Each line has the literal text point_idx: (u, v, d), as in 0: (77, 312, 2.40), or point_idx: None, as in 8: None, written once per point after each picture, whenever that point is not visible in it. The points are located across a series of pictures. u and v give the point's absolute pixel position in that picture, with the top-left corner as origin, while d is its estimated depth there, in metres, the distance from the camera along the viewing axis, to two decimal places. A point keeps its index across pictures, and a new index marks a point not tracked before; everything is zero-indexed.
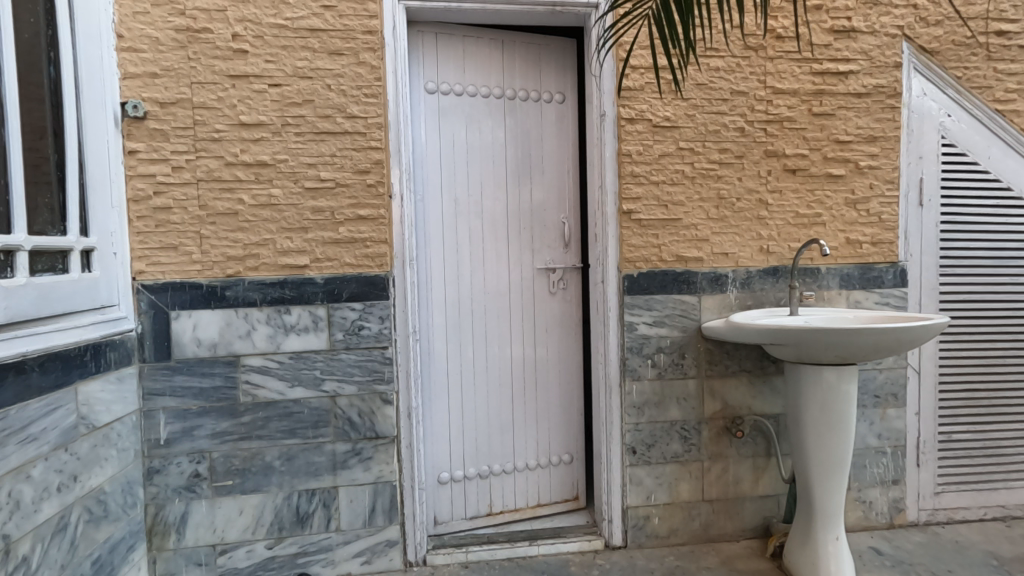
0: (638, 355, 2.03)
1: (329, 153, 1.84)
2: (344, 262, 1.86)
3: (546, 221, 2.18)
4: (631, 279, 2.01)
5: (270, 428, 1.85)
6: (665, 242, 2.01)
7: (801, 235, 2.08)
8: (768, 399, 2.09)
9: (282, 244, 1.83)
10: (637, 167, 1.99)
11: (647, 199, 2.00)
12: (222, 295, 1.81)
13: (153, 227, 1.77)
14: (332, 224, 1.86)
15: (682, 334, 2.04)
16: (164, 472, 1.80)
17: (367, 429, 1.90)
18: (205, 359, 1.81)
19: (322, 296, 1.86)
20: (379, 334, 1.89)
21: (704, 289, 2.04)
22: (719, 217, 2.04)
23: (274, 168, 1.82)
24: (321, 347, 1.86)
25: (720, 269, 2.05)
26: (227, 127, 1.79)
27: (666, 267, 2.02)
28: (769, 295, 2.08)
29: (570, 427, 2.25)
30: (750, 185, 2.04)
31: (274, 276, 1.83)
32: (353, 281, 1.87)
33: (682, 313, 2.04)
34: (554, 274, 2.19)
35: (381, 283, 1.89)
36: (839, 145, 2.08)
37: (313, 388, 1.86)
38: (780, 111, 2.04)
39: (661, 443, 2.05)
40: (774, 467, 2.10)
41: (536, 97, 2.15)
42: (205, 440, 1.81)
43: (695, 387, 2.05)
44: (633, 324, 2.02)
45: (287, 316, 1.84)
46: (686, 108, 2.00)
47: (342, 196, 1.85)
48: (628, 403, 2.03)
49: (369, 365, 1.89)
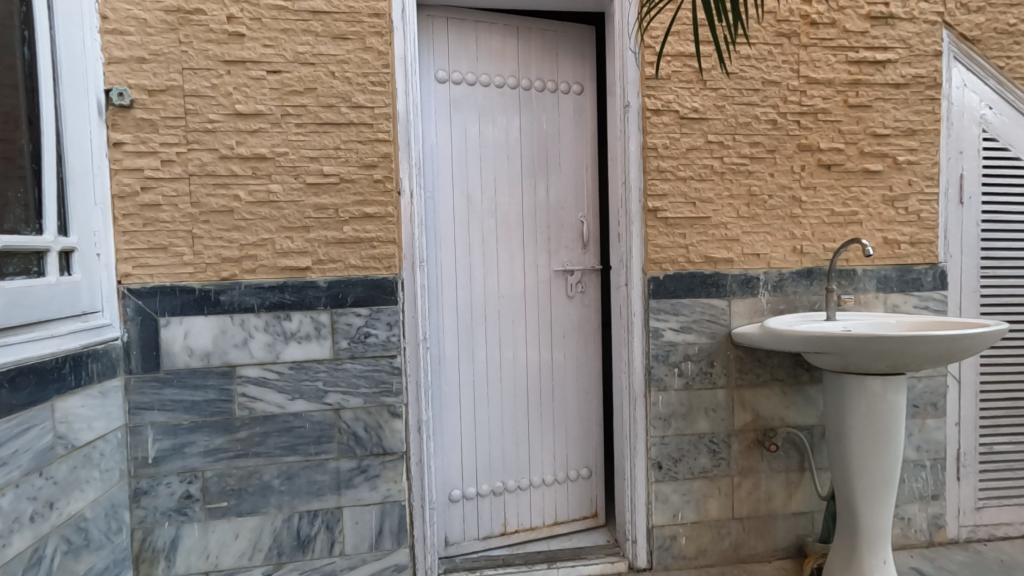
0: (663, 363, 1.89)
1: (332, 146, 1.70)
2: (349, 263, 1.72)
3: (564, 220, 2.04)
4: (658, 281, 1.87)
5: (268, 444, 1.70)
6: (692, 242, 1.88)
7: (837, 235, 1.95)
8: (803, 409, 1.96)
9: (281, 244, 1.69)
10: (663, 161, 1.86)
11: (674, 196, 1.86)
12: (217, 299, 1.66)
13: (141, 226, 1.62)
14: (335, 222, 1.71)
15: (710, 341, 1.91)
16: (153, 494, 1.64)
17: (373, 444, 1.75)
18: (198, 370, 1.66)
19: (325, 300, 1.71)
20: (386, 341, 1.75)
21: (735, 293, 1.91)
22: (750, 216, 1.90)
23: (272, 162, 1.67)
24: (324, 356, 1.72)
25: (751, 271, 1.91)
26: (222, 117, 1.65)
27: (693, 269, 1.89)
28: (803, 299, 1.95)
29: (589, 440, 2.11)
30: (782, 182, 1.91)
31: (272, 280, 1.69)
32: (359, 285, 1.73)
33: (711, 318, 1.90)
34: (572, 276, 2.06)
35: (389, 286, 1.74)
36: (876, 139, 1.95)
37: (315, 401, 1.72)
38: (814, 102, 1.91)
39: (689, 457, 1.91)
40: (809, 482, 1.97)
41: (553, 87, 2.01)
42: (197, 458, 1.66)
43: (725, 398, 1.92)
44: (659, 330, 1.88)
45: (287, 323, 1.70)
46: (715, 99, 1.86)
47: (347, 192, 1.71)
48: (654, 415, 1.89)
49: (376, 376, 1.75)
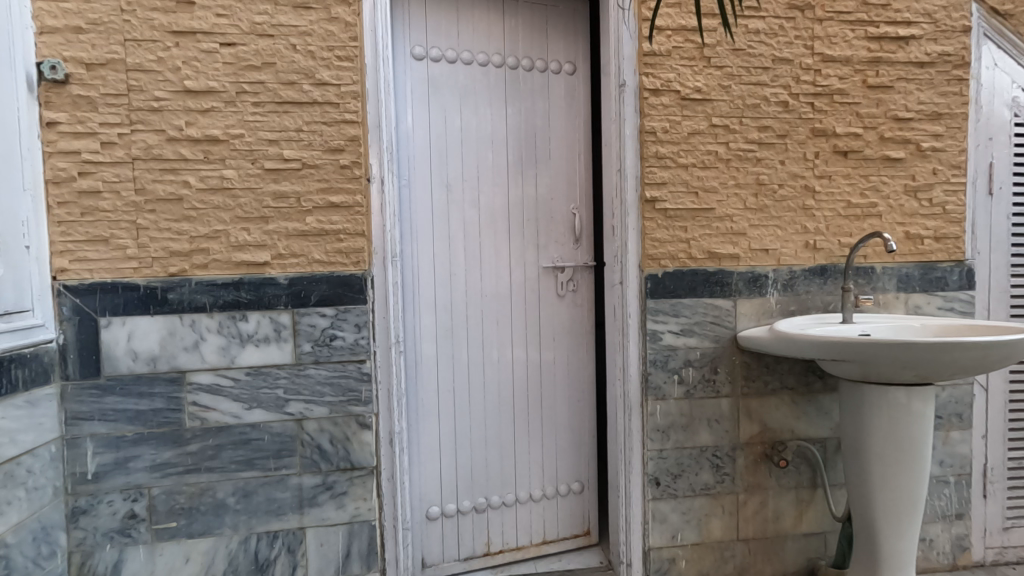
0: (662, 370, 1.71)
1: (294, 128, 1.53)
2: (313, 258, 1.55)
3: (554, 212, 1.87)
4: (656, 279, 1.70)
5: (222, 458, 1.53)
6: (694, 236, 1.70)
7: (854, 229, 1.77)
8: (815, 420, 1.78)
9: (237, 236, 1.52)
10: (662, 147, 1.68)
11: (674, 184, 1.69)
12: (164, 298, 1.49)
13: (78, 216, 1.45)
14: (297, 212, 1.54)
15: (714, 345, 1.73)
16: (93, 513, 1.48)
17: (340, 458, 1.58)
18: (143, 376, 1.49)
19: (286, 299, 1.54)
20: (354, 345, 1.58)
21: (741, 292, 1.73)
22: (759, 207, 1.73)
23: (226, 145, 1.51)
24: (284, 361, 1.55)
25: (759, 268, 1.73)
26: (170, 94, 1.48)
27: (695, 265, 1.71)
28: (816, 299, 1.77)
29: (580, 452, 1.94)
30: (794, 170, 1.74)
31: (226, 276, 1.52)
32: (324, 282, 1.56)
33: (715, 320, 1.73)
34: (562, 273, 1.88)
35: (357, 284, 1.57)
36: (898, 123, 1.77)
37: (275, 411, 1.55)
38: (829, 82, 1.73)
39: (689, 473, 1.74)
40: (821, 500, 1.80)
41: (542, 66, 1.84)
42: (142, 474, 1.50)
43: (730, 408, 1.75)
44: (657, 333, 1.71)
45: (243, 324, 1.53)
46: (720, 77, 1.69)
47: (310, 178, 1.54)
48: (651, 426, 1.72)
49: (343, 383, 1.58)
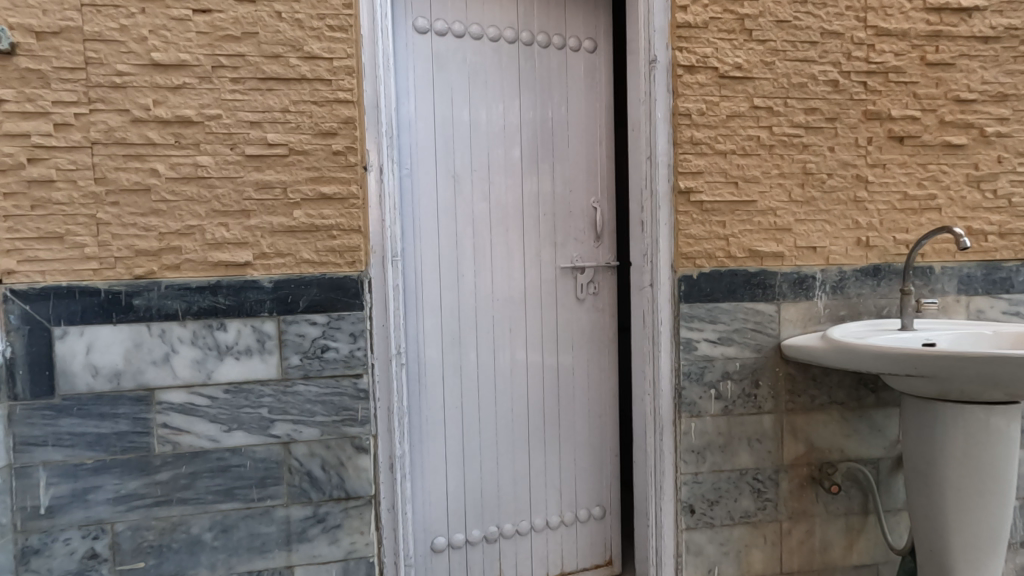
0: (697, 384, 1.52)
1: (279, 108, 1.33)
2: (301, 258, 1.35)
3: (573, 206, 1.67)
4: (691, 281, 1.50)
5: (197, 488, 1.33)
6: (733, 232, 1.51)
7: (910, 224, 1.58)
8: (867, 439, 1.59)
9: (213, 233, 1.32)
10: (698, 131, 1.49)
11: (711, 173, 1.49)
12: (129, 304, 1.29)
13: (28, 209, 1.25)
14: (283, 205, 1.34)
15: (755, 355, 1.54)
16: (47, 554, 1.28)
17: (333, 486, 1.39)
18: (105, 395, 1.29)
19: (271, 305, 1.34)
20: (350, 357, 1.38)
21: (785, 295, 1.54)
22: (805, 199, 1.54)
23: (201, 128, 1.31)
24: (269, 375, 1.35)
25: (805, 269, 1.54)
26: (135, 69, 1.28)
27: (734, 266, 1.52)
28: (868, 303, 1.58)
29: (602, 472, 1.74)
30: (845, 158, 1.54)
31: (201, 279, 1.32)
32: (314, 285, 1.36)
33: (757, 326, 1.53)
34: (582, 274, 1.69)
35: (352, 287, 1.37)
36: (960, 105, 1.58)
37: (258, 433, 1.35)
38: (884, 58, 1.54)
39: (728, 499, 1.54)
40: (874, 528, 1.60)
41: (559, 43, 1.64)
42: (104, 507, 1.30)
43: (773, 426, 1.55)
44: (692, 342, 1.51)
45: (221, 334, 1.33)
46: (762, 53, 1.49)
47: (298, 166, 1.34)
48: (685, 447, 1.52)
49: (337, 401, 1.38)
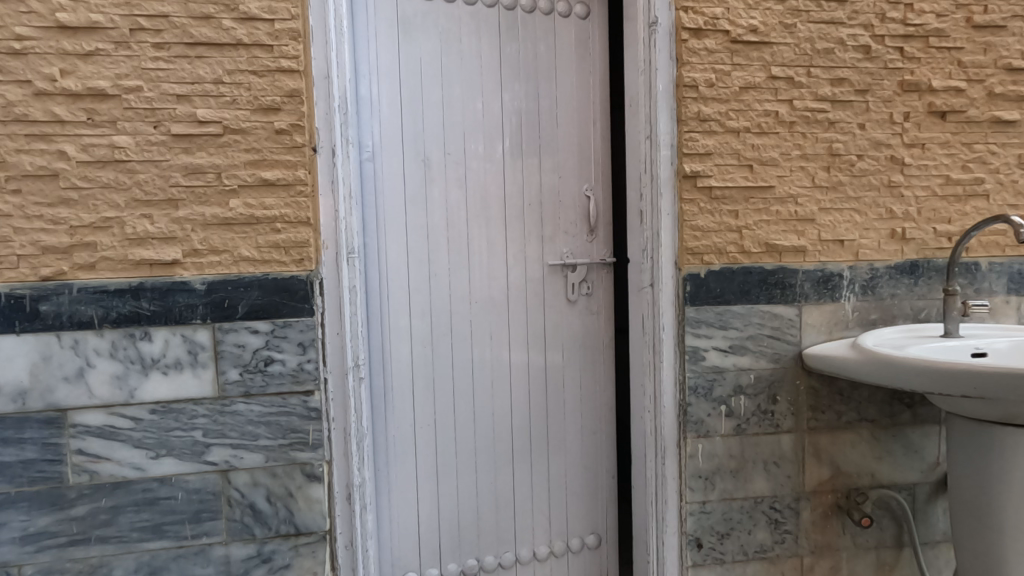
0: (705, 400, 1.31)
1: (210, 78, 1.13)
2: (240, 256, 1.15)
3: (562, 195, 1.47)
4: (699, 280, 1.29)
5: (120, 524, 1.14)
6: (747, 223, 1.30)
7: (952, 213, 1.36)
8: (901, 461, 1.38)
9: (135, 226, 1.12)
10: (706, 106, 1.27)
11: (721, 155, 1.28)
12: (35, 310, 1.10)
13: None
14: (217, 193, 1.14)
15: (772, 366, 1.33)
16: None
17: (280, 521, 1.19)
18: (7, 417, 1.10)
19: (204, 311, 1.15)
20: (298, 370, 1.18)
21: (807, 296, 1.33)
22: (831, 185, 1.32)
23: (118, 102, 1.11)
24: (203, 393, 1.16)
25: (831, 265, 1.33)
26: (38, 32, 1.08)
27: (749, 262, 1.31)
28: (903, 305, 1.36)
29: (598, 496, 1.54)
30: (877, 136, 1.33)
31: (120, 280, 1.12)
32: (255, 287, 1.16)
33: (774, 333, 1.32)
34: (573, 272, 1.48)
35: (301, 290, 1.17)
36: (1011, 74, 1.36)
37: (191, 460, 1.16)
38: (924, 20, 1.32)
39: (741, 532, 1.34)
40: (908, 563, 1.40)
41: (546, 7, 1.43)
42: (10, 548, 1.11)
43: (793, 447, 1.34)
44: (699, 351, 1.30)
45: (146, 345, 1.13)
46: (782, 14, 1.28)
47: (234, 148, 1.14)
48: (691, 472, 1.32)
49: (283, 422, 1.18)
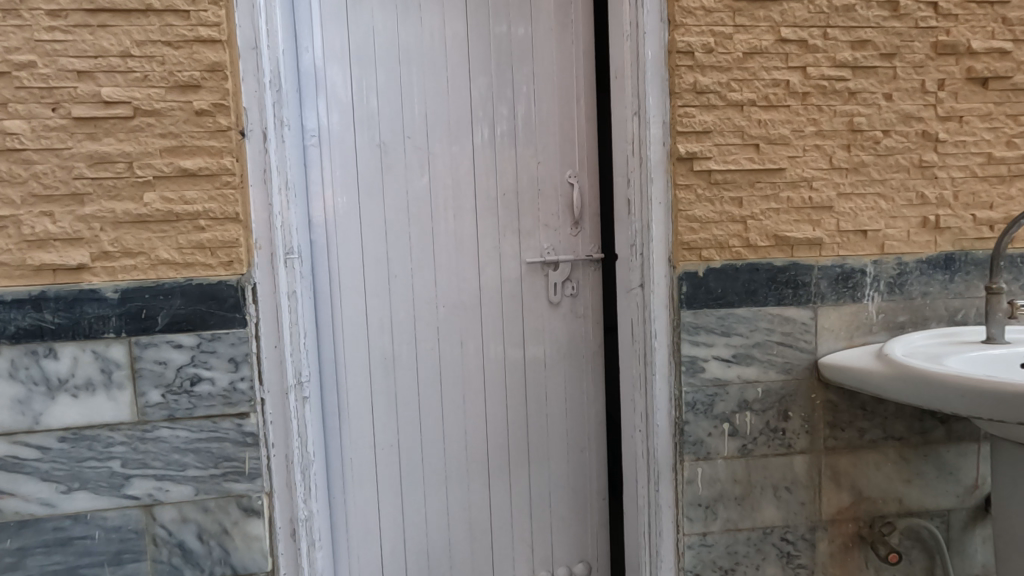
0: (705, 417, 1.14)
1: (117, 51, 0.96)
2: (160, 258, 0.99)
3: (542, 182, 1.29)
4: (697, 280, 1.11)
5: (29, 568, 1.00)
6: (753, 212, 1.12)
7: (995, 197, 1.17)
8: (934, 485, 1.19)
9: (34, 226, 0.96)
10: (704, 75, 1.09)
11: (721, 132, 1.10)
12: None
13: None
14: (130, 186, 0.98)
15: (782, 377, 1.15)
16: None
17: (215, 562, 1.04)
18: None
19: (119, 324, 0.99)
20: (230, 390, 1.02)
21: (823, 297, 1.15)
22: (852, 166, 1.13)
23: (8, 81, 0.94)
24: (121, 417, 1.00)
25: (851, 260, 1.15)
26: None
27: (755, 258, 1.13)
28: (936, 304, 1.17)
29: (586, 521, 1.36)
30: (906, 107, 1.14)
31: (20, 289, 0.97)
32: (177, 295, 1.00)
33: (785, 339, 1.14)
34: (555, 270, 1.31)
35: (231, 297, 1.01)
36: None
37: (109, 494, 1.01)
38: None
39: (748, 567, 1.17)
40: None
41: None
42: None
43: (807, 470, 1.17)
44: (697, 361, 1.13)
45: (52, 363, 0.98)
46: None
47: (148, 133, 0.98)
48: (690, 500, 1.14)
49: (215, 450, 1.03)
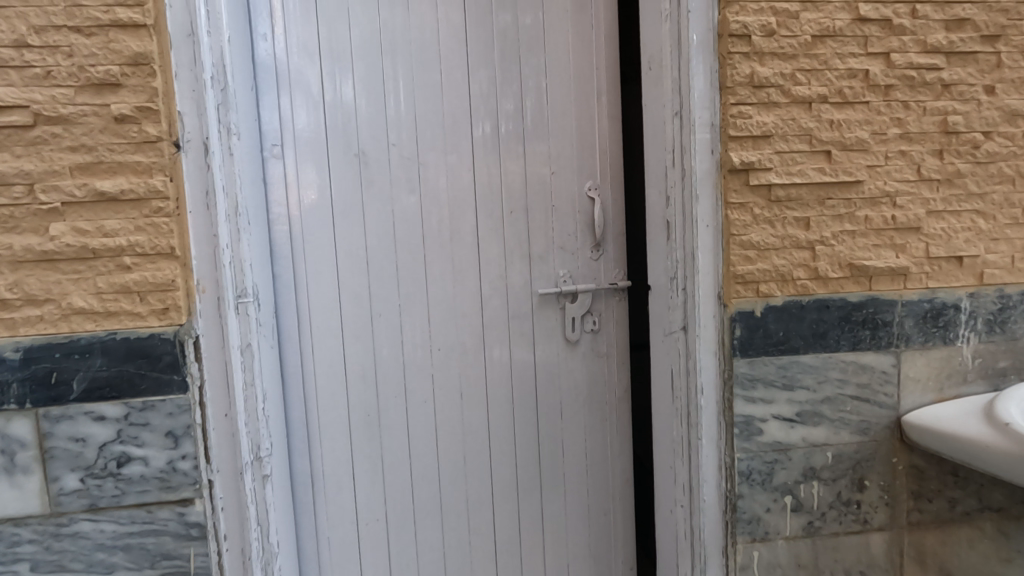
0: (762, 490, 0.92)
1: (7, 39, 0.73)
2: (73, 308, 0.77)
3: (556, 197, 1.07)
4: (753, 321, 0.90)
5: None
6: (823, 237, 0.90)
7: None
8: None
9: None
10: (763, 65, 0.86)
11: (785, 137, 0.88)
12: None
13: None
14: (31, 215, 0.76)
15: (856, 439, 0.93)
16: None
17: None
18: None
19: (22, 392, 0.77)
20: (169, 471, 0.81)
21: (908, 339, 0.93)
22: (945, 177, 0.91)
23: None
24: (30, 510, 0.79)
25: (942, 295, 0.93)
26: None
27: (824, 293, 0.91)
28: None
29: None
30: (1011, 103, 0.91)
31: None
32: (98, 354, 0.78)
33: (860, 393, 0.93)
34: (573, 302, 1.09)
35: (167, 355, 0.79)
36: None
37: None
38: None
39: None
40: None
41: None
42: None
43: (886, 552, 0.95)
44: (753, 421, 0.91)
45: None
46: None
47: (54, 146, 0.76)
48: None
49: (151, 546, 0.81)
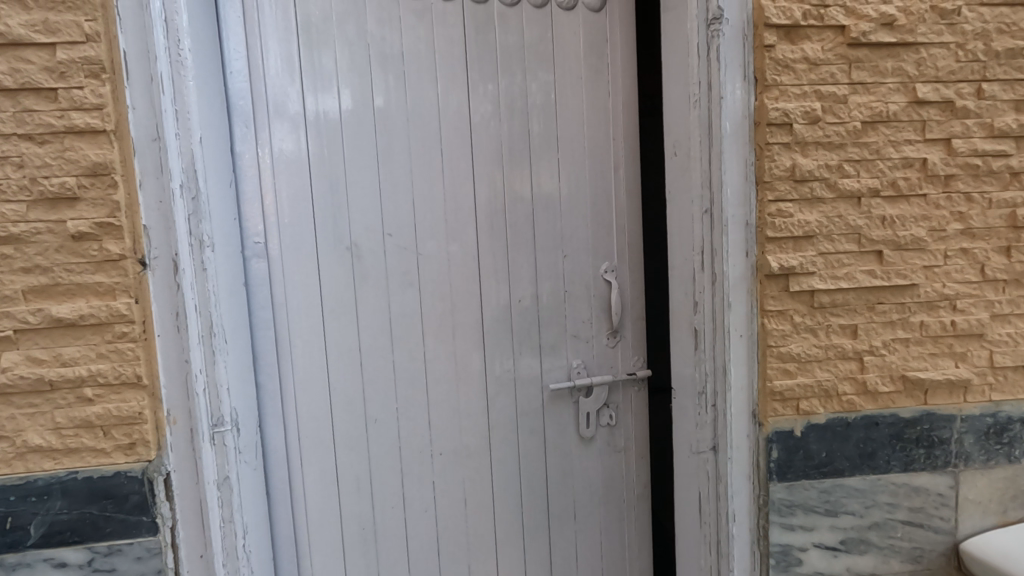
0: None
1: None
2: (29, 446, 0.69)
3: (569, 283, 0.97)
4: (792, 442, 0.80)
5: None
6: (873, 347, 0.79)
7: None
8: None
9: None
10: (806, 156, 0.76)
11: (830, 236, 0.77)
12: None
13: None
14: None
15: (908, 568, 0.83)
16: None
17: None
18: None
19: None
20: None
21: (967, 457, 0.82)
22: (1012, 277, 0.80)
23: None
24: None
25: (1006, 408, 0.82)
26: None
27: (873, 409, 0.80)
28: None
29: None
30: None
31: None
32: (58, 496, 0.70)
33: (913, 518, 0.82)
34: (588, 396, 0.99)
35: (134, 495, 0.71)
36: None
37: None
38: None
39: None
40: None
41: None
42: None
43: None
44: (792, 551, 0.81)
45: None
46: None
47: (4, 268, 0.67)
48: None
49: None
